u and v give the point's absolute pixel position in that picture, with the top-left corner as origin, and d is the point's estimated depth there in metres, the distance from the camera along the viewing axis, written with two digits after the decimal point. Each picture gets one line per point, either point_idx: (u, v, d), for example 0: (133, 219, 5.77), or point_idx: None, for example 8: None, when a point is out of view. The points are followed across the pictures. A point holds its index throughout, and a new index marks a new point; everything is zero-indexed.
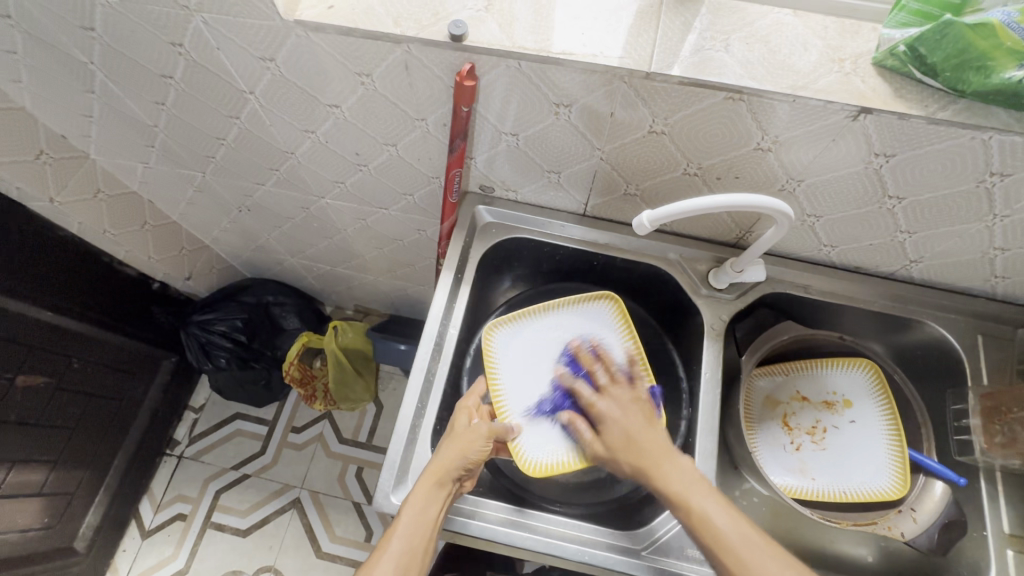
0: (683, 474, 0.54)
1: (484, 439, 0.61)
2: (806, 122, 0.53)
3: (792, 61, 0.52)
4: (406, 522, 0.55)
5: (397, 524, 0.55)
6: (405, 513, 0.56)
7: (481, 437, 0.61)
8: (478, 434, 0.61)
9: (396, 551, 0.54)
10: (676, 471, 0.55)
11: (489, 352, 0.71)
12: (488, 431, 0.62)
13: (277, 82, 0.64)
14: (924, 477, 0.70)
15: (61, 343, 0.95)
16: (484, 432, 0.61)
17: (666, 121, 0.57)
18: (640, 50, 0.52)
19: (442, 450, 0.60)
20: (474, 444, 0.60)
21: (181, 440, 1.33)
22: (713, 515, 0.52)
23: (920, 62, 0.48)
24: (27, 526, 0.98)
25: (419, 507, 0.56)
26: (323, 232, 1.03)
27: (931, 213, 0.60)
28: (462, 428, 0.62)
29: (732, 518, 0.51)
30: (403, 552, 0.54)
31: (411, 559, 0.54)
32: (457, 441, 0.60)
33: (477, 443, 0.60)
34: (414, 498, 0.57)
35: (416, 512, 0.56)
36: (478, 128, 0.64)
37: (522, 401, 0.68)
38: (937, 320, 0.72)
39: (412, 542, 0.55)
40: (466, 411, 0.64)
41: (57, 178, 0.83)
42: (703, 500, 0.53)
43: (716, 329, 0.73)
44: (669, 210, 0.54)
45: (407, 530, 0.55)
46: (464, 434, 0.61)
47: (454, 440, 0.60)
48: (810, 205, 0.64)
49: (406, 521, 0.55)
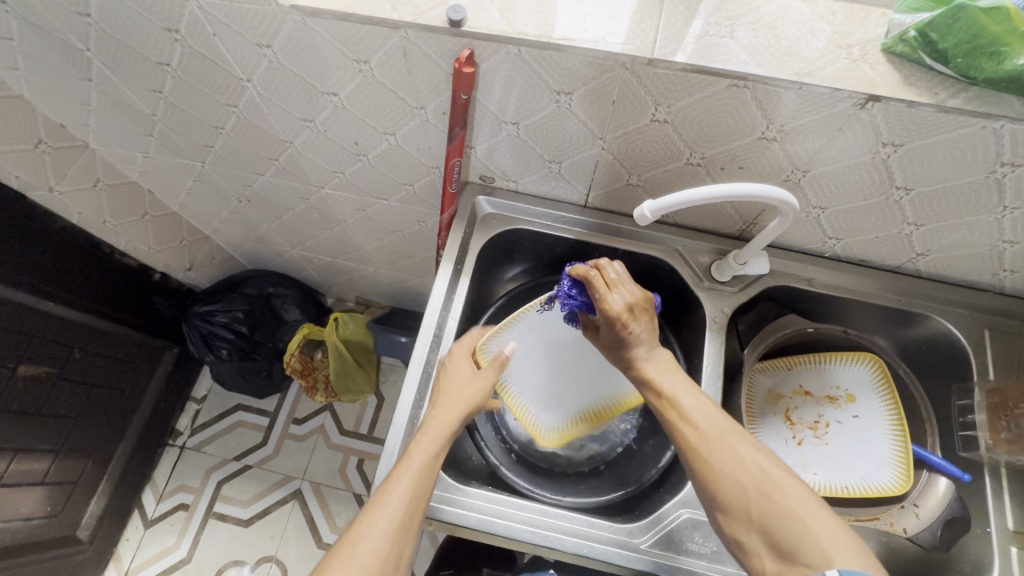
0: (660, 365, 0.58)
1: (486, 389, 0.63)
2: (812, 111, 0.52)
3: (799, 47, 0.50)
4: (412, 466, 0.55)
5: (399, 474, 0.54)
6: (410, 460, 0.55)
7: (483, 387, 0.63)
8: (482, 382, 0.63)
9: (403, 494, 0.53)
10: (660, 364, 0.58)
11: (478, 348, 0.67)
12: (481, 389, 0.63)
13: (275, 69, 0.63)
14: (927, 473, 0.69)
15: (62, 333, 0.95)
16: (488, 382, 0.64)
17: (669, 110, 0.56)
18: (642, 36, 0.51)
19: (443, 398, 0.61)
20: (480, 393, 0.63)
21: (184, 430, 1.34)
22: (681, 397, 0.56)
23: (931, 48, 0.47)
24: (31, 515, 0.99)
25: (424, 454, 0.56)
26: (323, 223, 1.02)
27: (940, 204, 0.59)
28: (461, 373, 0.64)
29: (699, 404, 0.55)
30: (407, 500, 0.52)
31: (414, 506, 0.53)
32: (460, 388, 0.62)
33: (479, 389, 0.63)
34: (420, 445, 0.57)
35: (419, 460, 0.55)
36: (478, 116, 0.63)
37: (535, 383, 0.72)
38: (944, 314, 0.71)
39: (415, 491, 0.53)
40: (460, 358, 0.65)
41: (56, 168, 0.82)
42: (673, 386, 0.57)
43: (718, 322, 0.72)
44: (671, 200, 0.53)
45: (409, 480, 0.54)
46: (466, 381, 0.63)
47: (454, 385, 0.62)
48: (815, 196, 0.62)
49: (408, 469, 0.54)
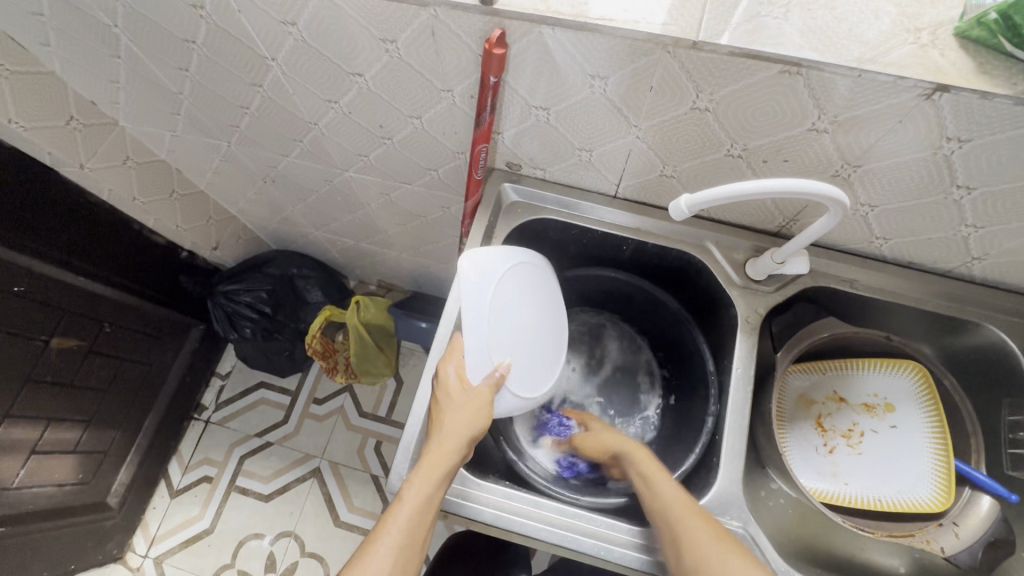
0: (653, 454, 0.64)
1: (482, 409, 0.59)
2: (871, 101, 0.47)
3: (861, 30, 0.46)
4: (406, 511, 0.54)
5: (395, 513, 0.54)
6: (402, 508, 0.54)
7: (481, 406, 0.59)
8: (479, 405, 0.59)
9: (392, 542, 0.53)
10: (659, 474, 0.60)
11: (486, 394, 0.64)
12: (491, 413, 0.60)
13: (299, 48, 0.62)
14: (970, 490, 0.66)
15: (94, 307, 0.97)
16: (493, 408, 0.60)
17: (711, 97, 0.52)
18: (687, 17, 0.48)
19: (442, 433, 0.57)
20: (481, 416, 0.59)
21: (208, 405, 1.37)
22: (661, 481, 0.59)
23: (1014, 32, 0.42)
24: (64, 481, 1.03)
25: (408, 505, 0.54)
26: (346, 206, 1.01)
27: (1005, 206, 0.54)
28: (459, 399, 0.58)
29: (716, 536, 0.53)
30: (398, 550, 0.52)
31: (411, 540, 0.53)
32: (458, 418, 0.58)
33: (483, 413, 0.59)
34: (413, 485, 0.55)
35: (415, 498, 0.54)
36: (506, 100, 0.61)
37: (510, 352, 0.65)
38: (998, 322, 0.66)
39: (411, 532, 0.53)
40: (448, 376, 0.60)
41: (87, 145, 0.83)
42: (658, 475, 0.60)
43: (751, 322, 0.68)
44: (710, 195, 0.50)
45: (405, 517, 0.54)
46: (462, 407, 0.58)
47: (453, 414, 0.58)
48: (865, 193, 0.58)
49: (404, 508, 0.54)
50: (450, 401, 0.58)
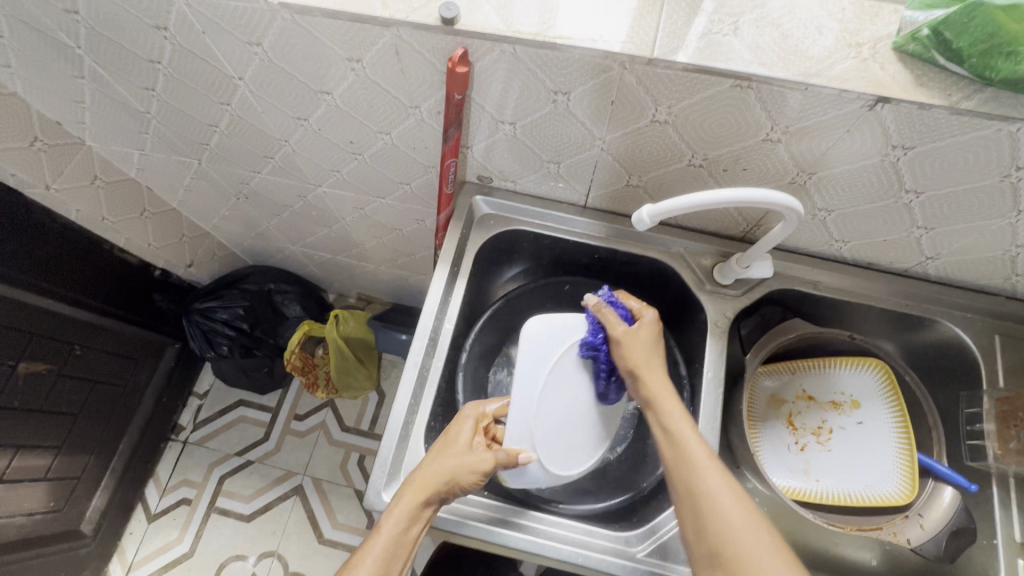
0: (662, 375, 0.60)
1: (479, 459, 0.57)
2: (820, 112, 0.50)
3: (806, 46, 0.48)
4: (384, 544, 0.52)
5: (369, 546, 0.52)
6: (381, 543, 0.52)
7: (481, 458, 0.57)
8: (478, 454, 0.57)
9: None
10: (665, 398, 0.58)
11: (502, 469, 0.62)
12: (490, 463, 0.57)
13: (266, 67, 0.62)
14: (933, 482, 0.68)
15: (62, 330, 0.95)
16: (493, 463, 0.57)
17: (670, 110, 0.54)
18: (642, 34, 0.49)
19: (430, 471, 0.56)
20: (473, 470, 0.56)
21: (186, 425, 1.34)
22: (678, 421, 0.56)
23: (944, 47, 0.44)
24: (34, 510, 1.00)
25: (382, 542, 0.52)
26: (322, 221, 1.01)
27: (951, 208, 0.57)
28: (461, 445, 0.58)
29: (709, 456, 0.53)
30: None
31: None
32: (455, 462, 0.56)
33: (477, 468, 0.56)
34: (391, 518, 0.54)
35: (391, 533, 0.53)
36: (474, 115, 0.62)
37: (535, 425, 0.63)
38: (954, 319, 0.69)
39: (383, 569, 0.51)
40: (462, 425, 0.60)
41: (53, 166, 0.82)
42: (675, 415, 0.56)
43: (720, 326, 0.70)
44: (672, 204, 0.51)
45: (378, 553, 0.52)
46: (461, 453, 0.57)
47: (452, 458, 0.56)
48: (821, 199, 0.60)
49: (379, 543, 0.52)
50: (453, 443, 0.58)
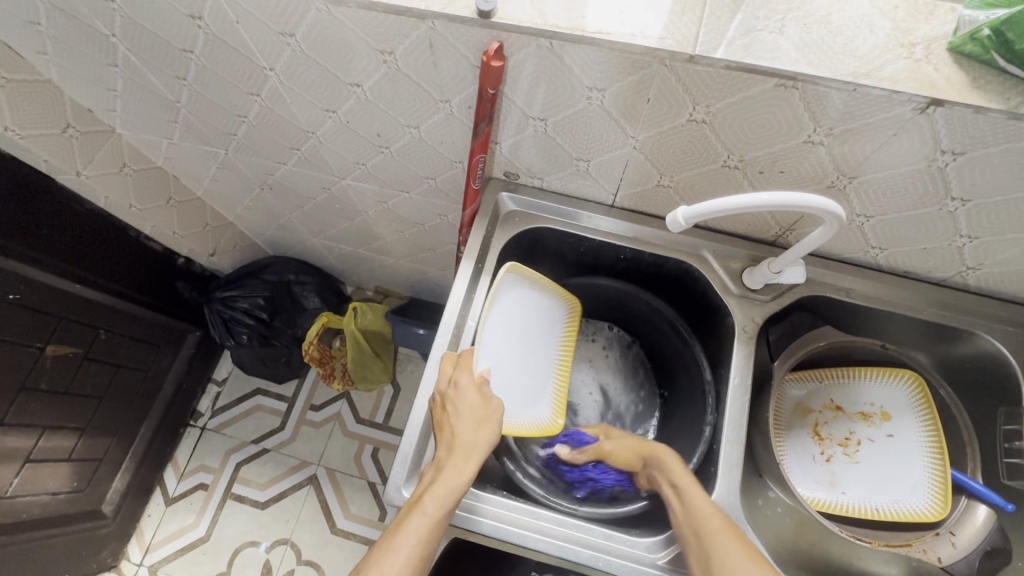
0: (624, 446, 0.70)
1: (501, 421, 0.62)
2: (867, 114, 0.48)
3: (855, 44, 0.46)
4: (434, 506, 0.54)
5: (419, 510, 0.54)
6: (423, 519, 0.53)
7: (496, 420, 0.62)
8: (493, 412, 0.61)
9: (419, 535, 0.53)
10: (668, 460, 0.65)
11: (494, 289, 0.65)
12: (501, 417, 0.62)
13: (298, 58, 0.62)
14: (966, 499, 0.66)
15: (89, 314, 0.96)
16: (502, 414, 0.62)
17: (708, 109, 0.52)
18: (684, 30, 0.48)
19: (466, 433, 0.59)
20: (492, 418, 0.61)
21: (205, 412, 1.36)
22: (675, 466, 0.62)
23: (1005, 48, 0.42)
24: (58, 489, 1.02)
25: (431, 513, 0.54)
26: (344, 213, 1.01)
27: (999, 217, 0.55)
28: (476, 406, 0.60)
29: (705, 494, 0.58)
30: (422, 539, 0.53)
31: (434, 534, 0.54)
32: (483, 424, 0.60)
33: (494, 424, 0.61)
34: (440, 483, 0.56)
35: (441, 496, 0.55)
36: (504, 112, 0.61)
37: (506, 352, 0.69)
38: (993, 331, 0.67)
39: (432, 529, 0.54)
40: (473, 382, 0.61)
41: (83, 153, 0.82)
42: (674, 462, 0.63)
43: (748, 331, 0.69)
44: (706, 207, 0.50)
45: (430, 512, 0.54)
46: (482, 414, 0.60)
47: (477, 420, 0.60)
48: (860, 203, 0.58)
49: (429, 507, 0.54)
50: (472, 402, 0.60)
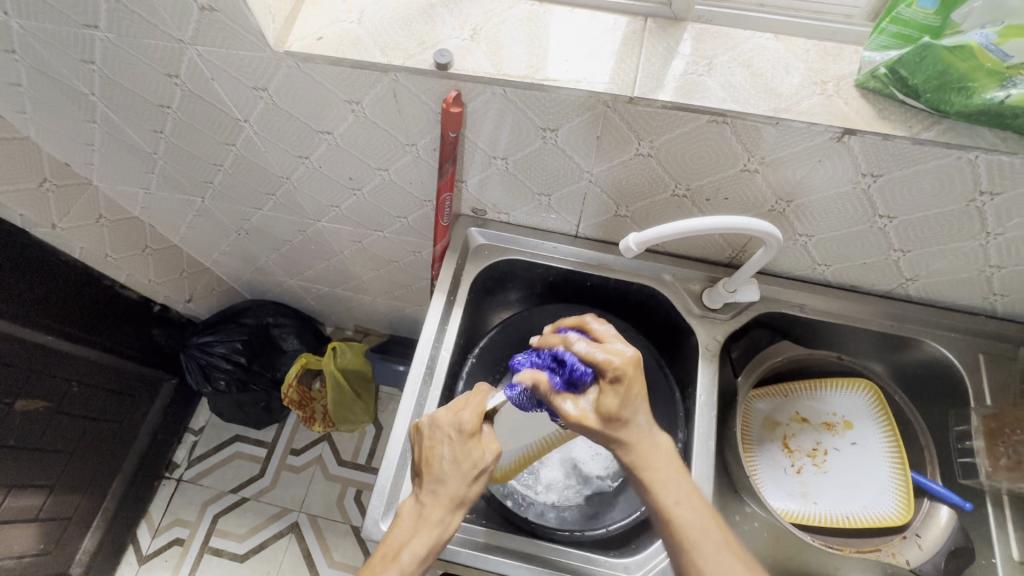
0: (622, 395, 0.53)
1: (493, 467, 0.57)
2: (792, 143, 0.53)
3: (776, 84, 0.52)
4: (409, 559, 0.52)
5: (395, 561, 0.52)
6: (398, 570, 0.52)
7: (483, 467, 0.56)
8: (482, 462, 0.55)
9: None
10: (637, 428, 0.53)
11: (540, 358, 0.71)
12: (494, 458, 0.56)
13: (271, 110, 0.65)
14: (928, 500, 0.68)
15: (61, 367, 0.96)
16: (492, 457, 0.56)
17: (652, 144, 0.57)
18: (623, 76, 0.53)
19: (447, 476, 0.55)
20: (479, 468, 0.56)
21: (181, 462, 1.32)
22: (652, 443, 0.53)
23: (902, 83, 0.48)
24: (23, 552, 0.98)
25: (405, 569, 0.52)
26: (320, 254, 1.03)
27: (924, 231, 0.60)
28: (466, 455, 0.55)
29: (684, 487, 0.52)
30: None
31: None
32: (462, 471, 0.55)
33: (481, 473, 0.56)
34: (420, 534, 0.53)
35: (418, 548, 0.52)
36: (468, 153, 0.65)
37: None
38: (936, 337, 0.71)
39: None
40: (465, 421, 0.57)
41: (59, 206, 0.84)
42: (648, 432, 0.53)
43: (711, 350, 0.72)
44: (656, 233, 0.54)
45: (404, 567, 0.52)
46: (469, 462, 0.55)
47: (458, 467, 0.55)
48: (800, 223, 0.63)
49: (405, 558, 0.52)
50: (454, 448, 0.56)
